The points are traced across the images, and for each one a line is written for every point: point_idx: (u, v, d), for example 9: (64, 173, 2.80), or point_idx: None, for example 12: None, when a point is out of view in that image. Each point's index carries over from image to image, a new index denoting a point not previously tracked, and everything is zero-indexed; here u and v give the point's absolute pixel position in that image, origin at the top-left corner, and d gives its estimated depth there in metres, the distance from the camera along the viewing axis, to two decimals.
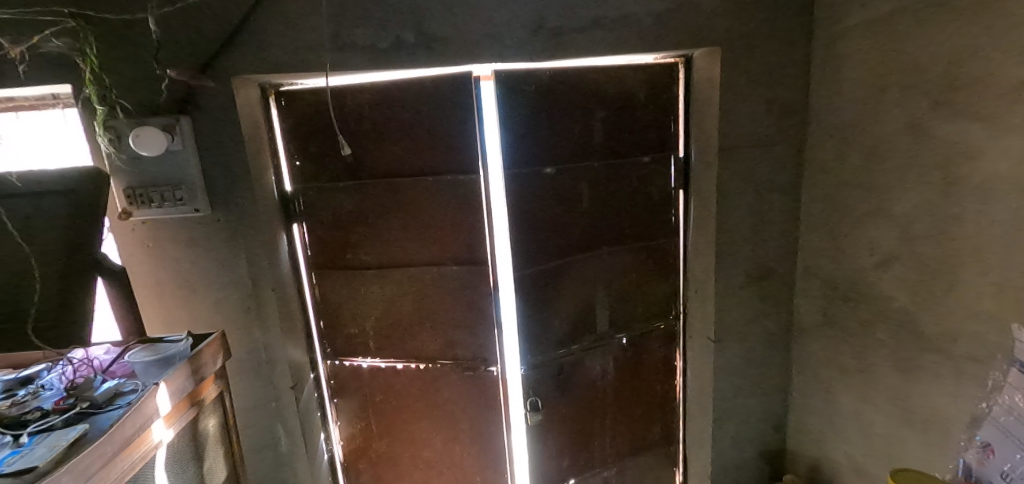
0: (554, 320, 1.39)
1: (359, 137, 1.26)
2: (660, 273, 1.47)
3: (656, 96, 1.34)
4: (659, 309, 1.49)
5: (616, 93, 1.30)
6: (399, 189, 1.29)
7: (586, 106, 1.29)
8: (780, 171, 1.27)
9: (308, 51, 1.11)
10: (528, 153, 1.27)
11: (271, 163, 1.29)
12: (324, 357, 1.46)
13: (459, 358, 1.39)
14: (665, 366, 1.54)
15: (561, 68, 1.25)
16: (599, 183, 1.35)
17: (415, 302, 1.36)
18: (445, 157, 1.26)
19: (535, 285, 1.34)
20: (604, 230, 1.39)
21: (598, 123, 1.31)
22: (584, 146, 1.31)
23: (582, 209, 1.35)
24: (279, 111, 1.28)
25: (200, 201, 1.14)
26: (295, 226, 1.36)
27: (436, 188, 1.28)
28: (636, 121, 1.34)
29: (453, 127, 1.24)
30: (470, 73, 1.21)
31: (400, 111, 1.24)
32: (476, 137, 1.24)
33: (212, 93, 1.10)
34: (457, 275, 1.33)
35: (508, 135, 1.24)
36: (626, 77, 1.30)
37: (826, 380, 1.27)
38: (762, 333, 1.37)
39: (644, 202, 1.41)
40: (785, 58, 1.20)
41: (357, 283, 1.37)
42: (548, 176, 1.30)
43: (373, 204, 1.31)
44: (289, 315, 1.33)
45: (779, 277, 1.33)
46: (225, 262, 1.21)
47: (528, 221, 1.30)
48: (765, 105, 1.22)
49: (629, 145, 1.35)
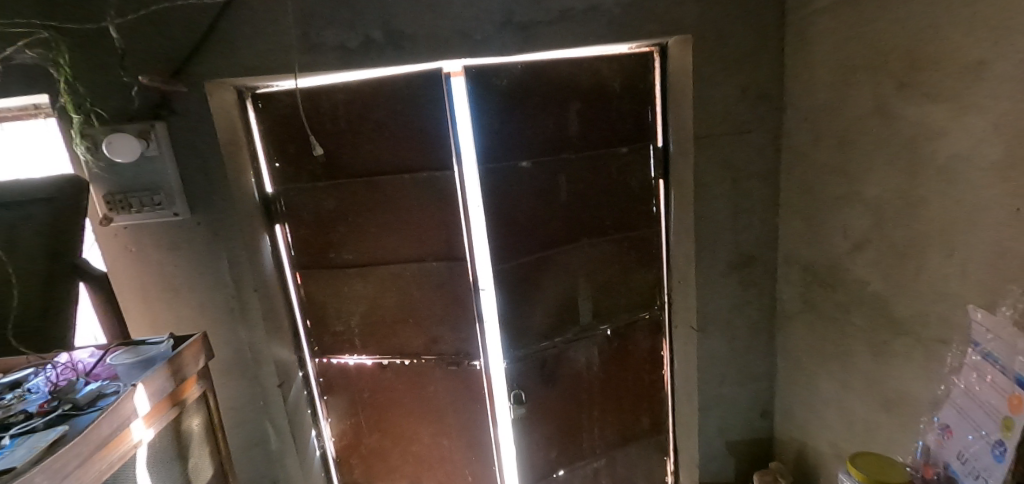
0: (535, 313, 1.39)
1: (335, 137, 1.27)
2: (642, 263, 1.47)
3: (631, 86, 1.34)
4: (643, 299, 1.49)
5: (591, 85, 1.30)
6: (376, 187, 1.30)
7: (560, 99, 1.29)
8: (758, 157, 1.26)
9: (279, 54, 1.12)
10: (502, 148, 1.27)
11: (251, 165, 1.30)
12: (312, 355, 1.48)
13: (442, 353, 1.41)
14: (651, 356, 1.54)
15: (532, 61, 1.25)
16: (577, 175, 1.35)
17: (397, 299, 1.38)
18: (421, 154, 1.27)
19: (514, 279, 1.34)
20: (584, 221, 1.39)
21: (574, 115, 1.31)
22: (559, 140, 1.31)
23: (560, 202, 1.35)
24: (256, 114, 1.29)
25: (179, 205, 1.16)
26: (278, 226, 1.38)
27: (412, 185, 1.29)
28: (612, 112, 1.34)
29: (427, 124, 1.24)
30: (441, 69, 1.21)
31: (373, 110, 1.25)
32: (450, 134, 1.24)
33: (185, 98, 1.12)
34: (437, 271, 1.34)
35: (482, 130, 1.24)
36: (600, 68, 1.30)
37: (808, 367, 1.26)
38: (745, 321, 1.37)
39: (624, 192, 1.41)
40: (759, 43, 1.19)
41: (340, 282, 1.39)
42: (524, 169, 1.30)
43: (352, 203, 1.32)
44: (273, 314, 1.35)
45: (760, 264, 1.33)
46: (207, 263, 1.23)
47: (505, 215, 1.30)
48: (739, 91, 1.22)
49: (606, 136, 1.35)
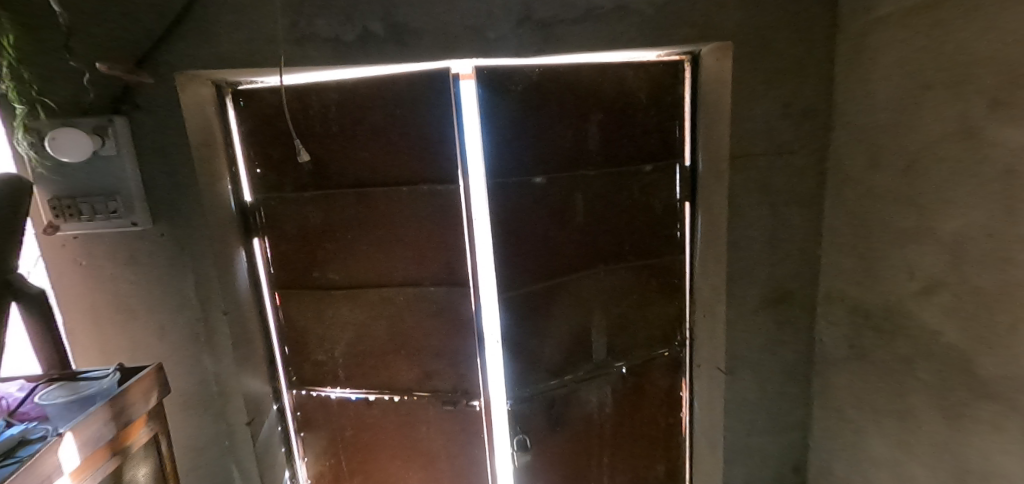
0: (545, 348, 1.23)
1: (324, 143, 1.12)
2: (663, 293, 1.32)
3: (657, 99, 1.21)
4: (662, 334, 1.35)
5: (615, 95, 1.17)
6: (370, 199, 1.15)
7: (581, 109, 1.15)
8: (800, 182, 1.12)
9: (263, 44, 0.97)
10: (514, 161, 1.12)
11: (228, 171, 1.16)
12: (289, 386, 1.31)
13: (437, 390, 1.24)
14: (669, 396, 1.39)
15: (551, 64, 1.11)
16: (595, 195, 1.21)
17: (388, 328, 1.21)
18: (422, 164, 1.12)
19: (522, 309, 1.19)
20: (601, 246, 1.24)
21: (595, 128, 1.17)
22: (578, 154, 1.17)
23: (576, 224, 1.20)
24: (236, 112, 1.16)
25: (139, 214, 1.00)
26: (256, 240, 1.23)
27: (411, 200, 1.14)
28: (636, 126, 1.21)
29: (430, 132, 1.10)
30: (448, 69, 1.06)
31: (370, 113, 1.11)
32: (456, 143, 1.10)
33: (154, 92, 0.97)
34: (435, 298, 1.18)
35: (492, 140, 1.10)
36: (625, 77, 1.17)
37: (854, 420, 1.11)
38: (779, 364, 1.22)
39: (646, 214, 1.27)
40: (807, 54, 1.06)
41: (324, 306, 1.23)
42: (537, 186, 1.15)
43: (342, 217, 1.17)
44: (246, 340, 1.18)
45: (798, 302, 1.18)
46: (170, 282, 1.06)
47: (515, 237, 1.15)
48: (782, 107, 1.08)
49: (629, 152, 1.21)
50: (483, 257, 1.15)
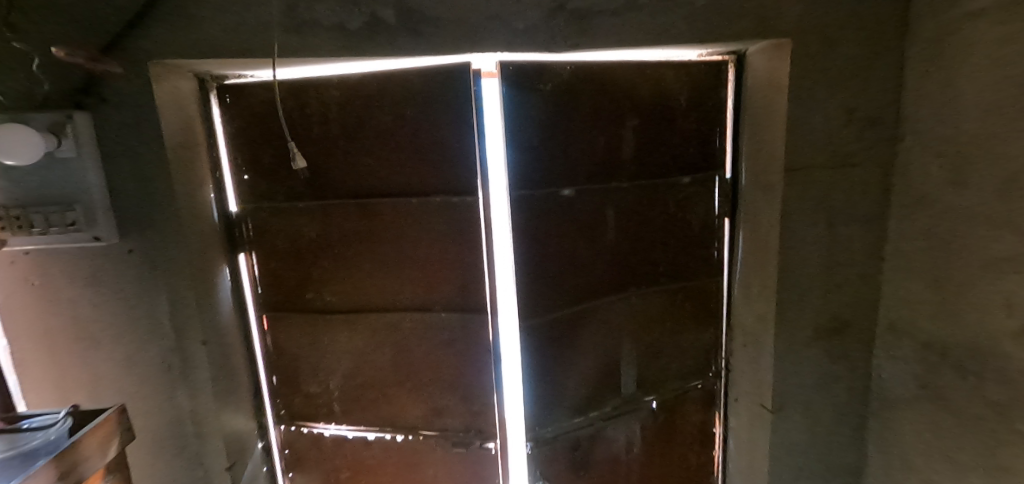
0: (569, 381, 1.10)
1: (322, 147, 0.99)
2: (698, 319, 1.19)
3: (698, 103, 1.08)
4: (696, 364, 1.21)
5: (652, 98, 1.04)
6: (374, 212, 1.01)
7: (615, 114, 1.02)
8: (861, 198, 0.99)
9: (254, 30, 0.83)
10: (540, 170, 0.99)
11: (211, 177, 1.01)
12: (276, 420, 1.16)
13: (447, 428, 1.09)
14: (702, 434, 1.25)
15: (584, 61, 0.98)
16: (628, 209, 1.08)
17: (392, 357, 1.07)
18: (434, 173, 0.98)
19: (545, 339, 1.05)
20: (633, 267, 1.11)
21: (630, 135, 1.04)
22: (611, 165, 1.04)
23: (606, 242, 1.07)
24: (222, 110, 1.02)
25: (103, 227, 0.85)
26: (242, 256, 1.08)
27: (421, 214, 1.00)
28: (674, 133, 1.08)
29: (445, 137, 0.96)
30: (469, 65, 0.93)
31: (376, 114, 0.97)
32: (476, 151, 0.96)
33: (123, 84, 0.83)
34: (446, 325, 1.04)
35: (516, 147, 0.96)
36: (665, 78, 1.04)
37: (924, 472, 0.98)
38: (832, 403, 1.08)
39: (682, 232, 1.14)
40: (876, 53, 0.93)
41: (319, 331, 1.08)
42: (565, 199, 1.02)
43: (342, 231, 1.03)
44: (228, 372, 1.03)
45: (855, 333, 1.05)
46: (139, 307, 0.91)
47: (539, 257, 1.02)
48: (844, 114, 0.96)
49: (665, 162, 1.08)
50: (503, 280, 1.02)
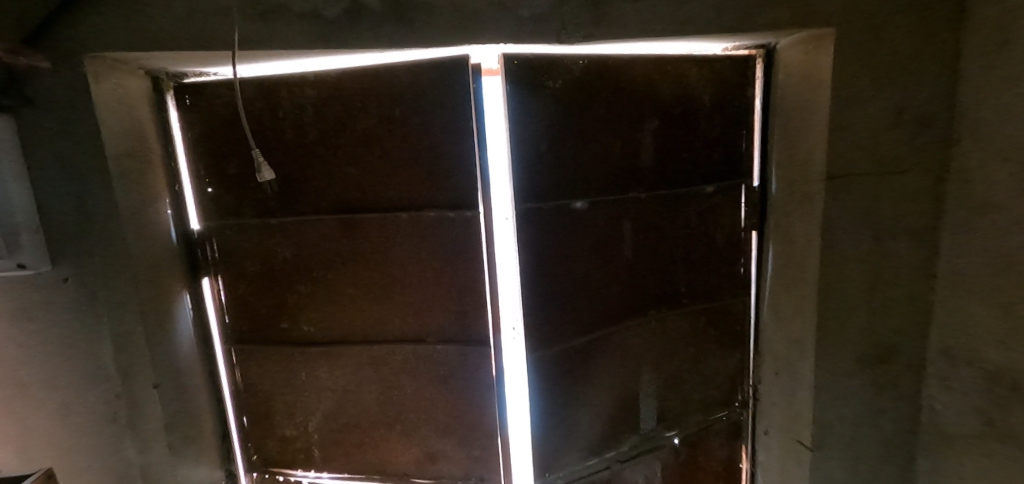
0: (582, 418, 0.97)
1: (298, 156, 0.87)
2: (723, 344, 1.07)
3: (722, 104, 0.97)
4: (721, 394, 1.09)
5: (674, 98, 0.92)
6: (359, 230, 0.88)
7: (633, 115, 0.90)
8: (912, 210, 0.88)
9: (212, 15, 0.70)
10: (549, 180, 0.87)
11: (169, 190, 0.88)
12: (247, 467, 1.01)
13: (443, 475, 0.96)
14: (727, 470, 1.12)
15: (599, 55, 0.86)
16: (647, 223, 0.95)
17: (380, 396, 0.93)
18: (428, 185, 0.85)
19: (556, 372, 0.92)
20: (652, 288, 0.98)
21: (649, 140, 0.92)
22: (628, 173, 0.92)
23: (623, 260, 0.95)
24: (182, 113, 0.88)
25: (30, 252, 0.71)
26: (207, 280, 0.94)
27: (413, 232, 0.87)
28: (697, 137, 0.96)
29: (439, 143, 0.83)
30: (467, 59, 0.80)
31: (359, 116, 0.84)
32: (475, 160, 0.83)
33: (53, 81, 0.69)
34: (442, 359, 0.90)
35: (522, 155, 0.84)
36: (687, 75, 0.92)
37: None
38: (878, 439, 0.96)
39: (705, 247, 1.02)
40: (931, 44, 0.82)
41: (297, 366, 0.94)
42: (578, 212, 0.89)
43: (322, 252, 0.90)
44: (189, 417, 0.89)
45: (905, 361, 0.93)
46: (78, 346, 0.77)
47: (548, 279, 0.89)
48: (894, 114, 0.84)
49: (687, 169, 0.96)
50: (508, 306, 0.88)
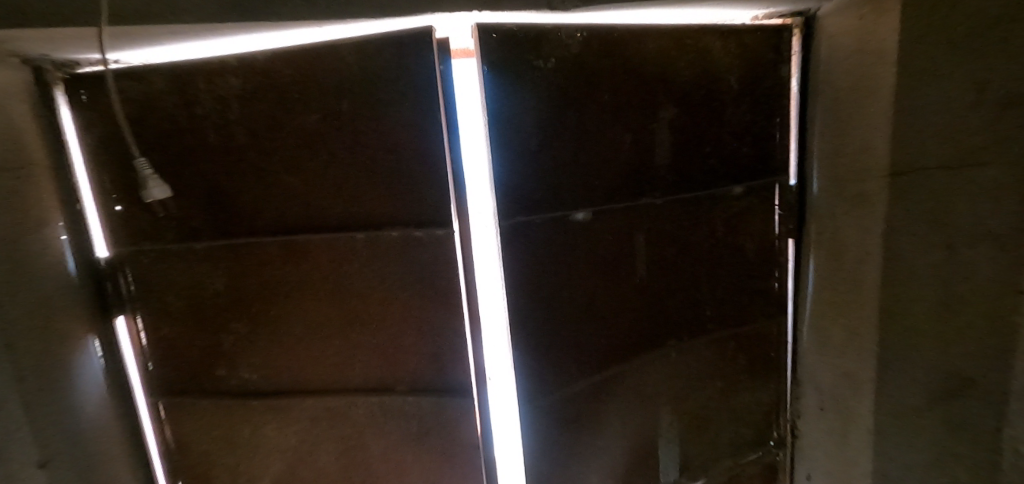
0: (590, 474, 0.80)
1: (223, 163, 0.68)
2: (756, 374, 0.90)
3: (752, 85, 0.79)
4: (753, 432, 0.92)
5: (694, 78, 0.74)
6: (306, 255, 0.70)
7: (646, 101, 0.72)
8: None
9: None
10: (542, 186, 0.69)
11: (64, 210, 0.69)
12: None
13: None
14: None
15: (602, 26, 0.68)
16: (664, 235, 0.78)
17: (340, 457, 0.76)
18: (388, 196, 0.67)
19: (557, 422, 0.75)
20: (671, 312, 0.81)
21: (665, 132, 0.74)
22: (640, 173, 0.74)
23: (635, 281, 0.77)
24: (78, 113, 0.70)
25: None
26: (121, 319, 0.76)
27: (372, 257, 0.69)
28: (723, 127, 0.78)
29: (400, 143, 0.65)
30: (433, 32, 0.62)
31: (297, 110, 0.65)
32: (448, 166, 0.65)
33: None
34: (415, 412, 0.72)
35: (507, 158, 0.66)
36: (710, 49, 0.75)
37: None
38: None
39: (733, 260, 0.84)
40: None
41: (239, 422, 0.77)
42: (579, 225, 0.72)
43: (263, 282, 0.72)
44: None
45: None
46: None
47: (545, 308, 0.72)
48: None
49: (712, 167, 0.79)
50: (493, 348, 0.71)
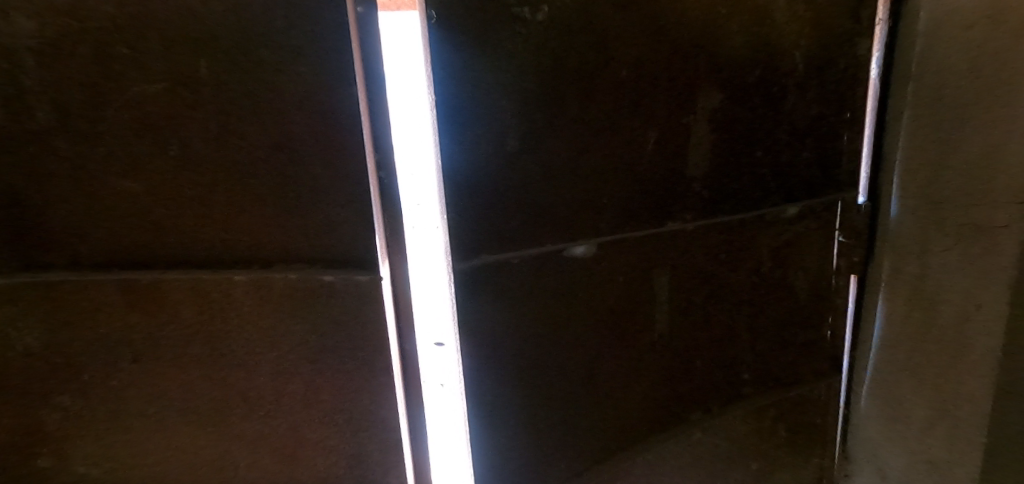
0: None
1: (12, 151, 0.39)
2: (799, 452, 0.68)
3: (824, 63, 0.55)
4: None
5: (746, 54, 0.51)
6: (163, 303, 0.43)
7: (679, 85, 0.49)
8: None
9: None
10: (522, 206, 0.46)
11: None
12: None
13: None
14: None
15: None
16: (693, 274, 0.56)
17: None
18: (287, 216, 0.43)
19: None
20: (696, 376, 0.59)
21: (699, 128, 0.51)
22: (665, 189, 0.52)
23: (649, 335, 0.55)
24: None
25: None
26: None
27: (262, 309, 0.45)
28: (779, 123, 0.55)
29: (297, 137, 0.42)
30: None
31: (116, 75, 0.38)
32: (381, 176, 0.45)
33: None
34: None
35: (469, 165, 0.43)
36: (771, 8, 0.50)
37: None
38: None
39: (781, 307, 0.61)
40: None
41: None
42: (576, 264, 0.50)
43: (100, 346, 0.44)
44: None
45: None
46: None
47: (523, 379, 0.50)
48: None
49: (760, 180, 0.56)
50: (438, 415, 0.56)
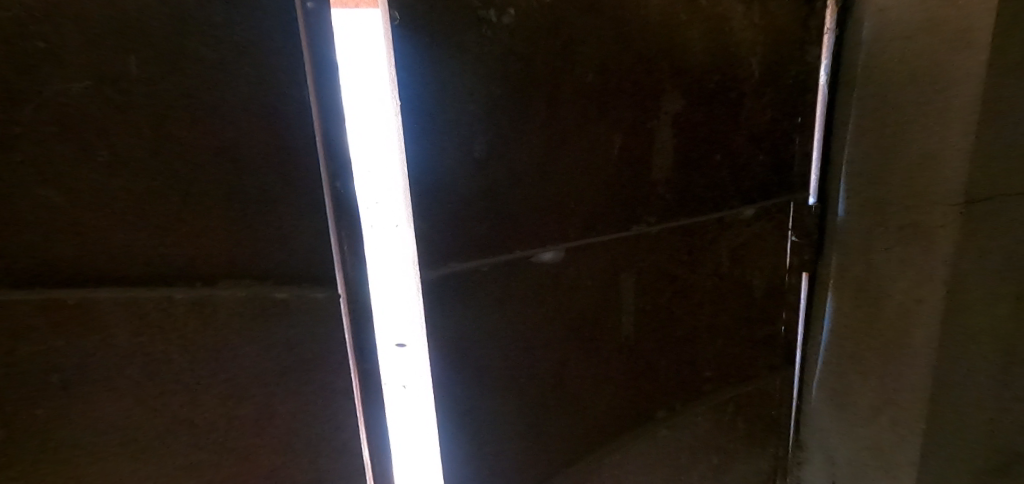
0: None
1: None
2: (757, 443, 0.70)
3: (779, 70, 0.57)
4: None
5: (707, 60, 0.52)
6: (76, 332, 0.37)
7: (643, 89, 0.49)
8: None
9: None
10: (488, 212, 0.45)
11: None
12: None
13: None
14: None
15: None
16: (657, 275, 0.56)
17: None
18: (236, 225, 0.40)
19: None
20: (661, 376, 0.60)
21: (662, 133, 0.52)
22: (630, 193, 0.52)
23: (616, 337, 0.56)
24: None
25: None
26: None
27: (206, 327, 0.41)
28: (737, 128, 0.56)
29: (247, 139, 0.39)
30: None
31: (23, 67, 0.33)
32: (340, 180, 0.43)
33: None
34: None
35: (434, 171, 0.42)
36: (730, 16, 0.51)
37: None
38: None
39: (740, 305, 0.63)
40: None
41: None
42: (545, 269, 0.49)
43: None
44: None
45: None
46: None
47: (493, 387, 0.50)
48: None
49: (720, 183, 0.57)
50: (400, 419, 0.54)
